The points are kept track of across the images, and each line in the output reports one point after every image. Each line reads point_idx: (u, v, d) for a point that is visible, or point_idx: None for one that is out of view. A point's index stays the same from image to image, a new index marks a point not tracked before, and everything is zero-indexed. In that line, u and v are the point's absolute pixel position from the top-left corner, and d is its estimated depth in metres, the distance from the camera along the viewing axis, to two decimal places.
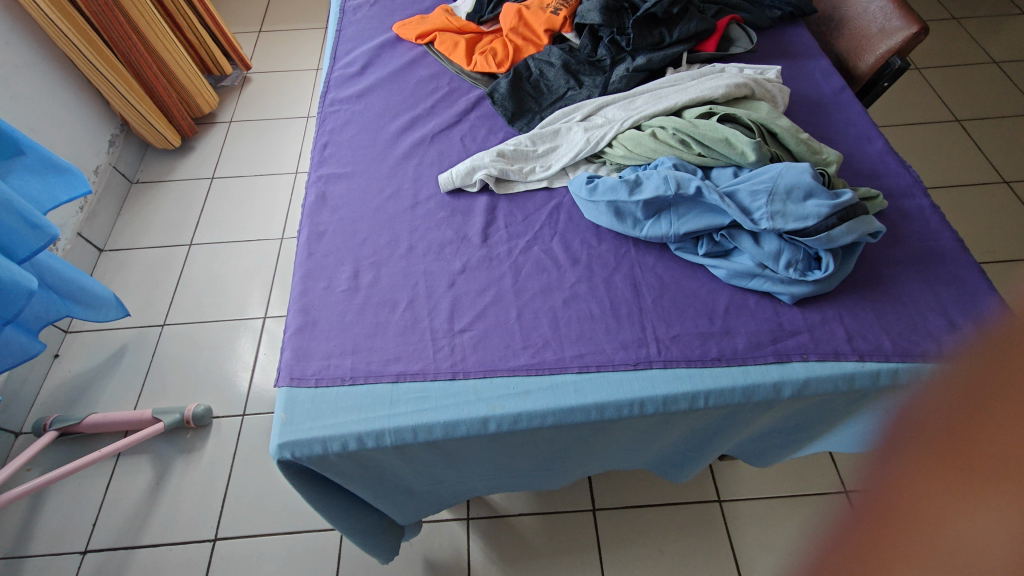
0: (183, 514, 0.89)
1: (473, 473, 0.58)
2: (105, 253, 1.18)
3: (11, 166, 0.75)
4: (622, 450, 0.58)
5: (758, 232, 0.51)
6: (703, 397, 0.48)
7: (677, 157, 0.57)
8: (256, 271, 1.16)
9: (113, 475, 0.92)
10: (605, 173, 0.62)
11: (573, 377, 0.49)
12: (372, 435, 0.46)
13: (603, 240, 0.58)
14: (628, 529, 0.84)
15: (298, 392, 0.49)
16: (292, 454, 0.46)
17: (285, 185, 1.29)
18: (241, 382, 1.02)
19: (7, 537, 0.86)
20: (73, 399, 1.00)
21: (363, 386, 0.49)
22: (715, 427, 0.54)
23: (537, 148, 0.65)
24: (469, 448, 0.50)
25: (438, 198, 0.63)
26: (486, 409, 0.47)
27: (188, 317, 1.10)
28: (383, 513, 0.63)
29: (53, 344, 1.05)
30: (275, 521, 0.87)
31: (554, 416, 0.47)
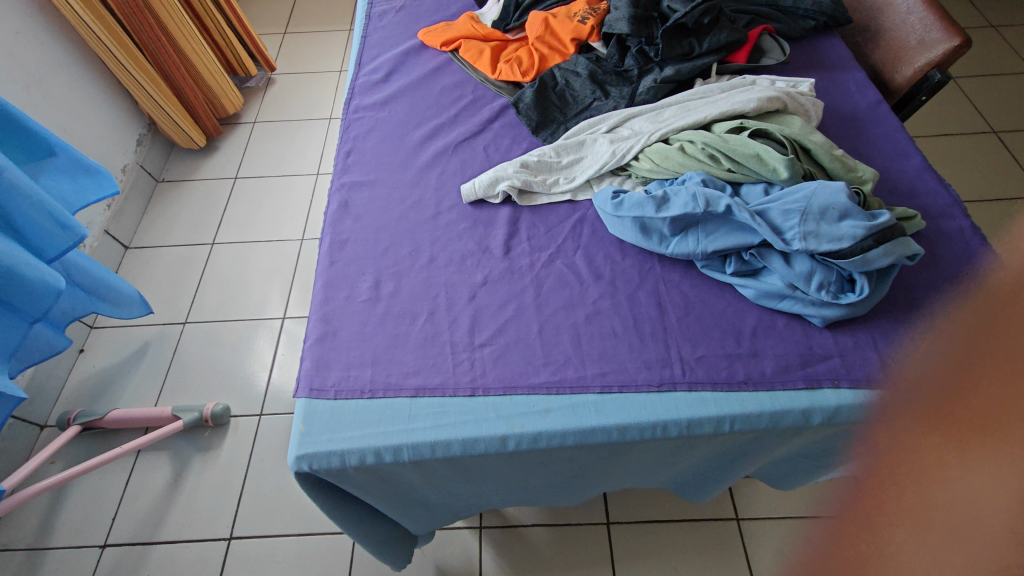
0: (199, 511, 0.89)
1: (490, 488, 0.57)
2: (130, 250, 1.20)
3: (43, 167, 0.76)
4: (642, 470, 0.57)
5: (789, 252, 0.49)
6: (729, 421, 0.47)
7: (706, 172, 0.56)
8: (276, 272, 1.17)
9: (133, 471, 0.93)
10: (631, 186, 0.61)
11: (595, 397, 0.48)
12: (390, 450, 0.46)
13: (627, 254, 0.57)
14: (642, 545, 0.82)
15: (318, 403, 0.49)
16: (311, 466, 0.46)
17: (306, 186, 1.30)
18: (259, 382, 1.03)
19: (30, 529, 0.88)
20: (96, 394, 1.02)
21: (381, 400, 0.49)
22: (740, 451, 0.52)
23: (561, 159, 0.64)
24: (487, 465, 0.49)
25: (460, 208, 0.63)
26: (505, 427, 0.46)
27: (209, 315, 1.11)
28: (397, 523, 0.62)
29: (78, 339, 1.07)
30: (289, 522, 0.88)
31: (575, 436, 0.46)
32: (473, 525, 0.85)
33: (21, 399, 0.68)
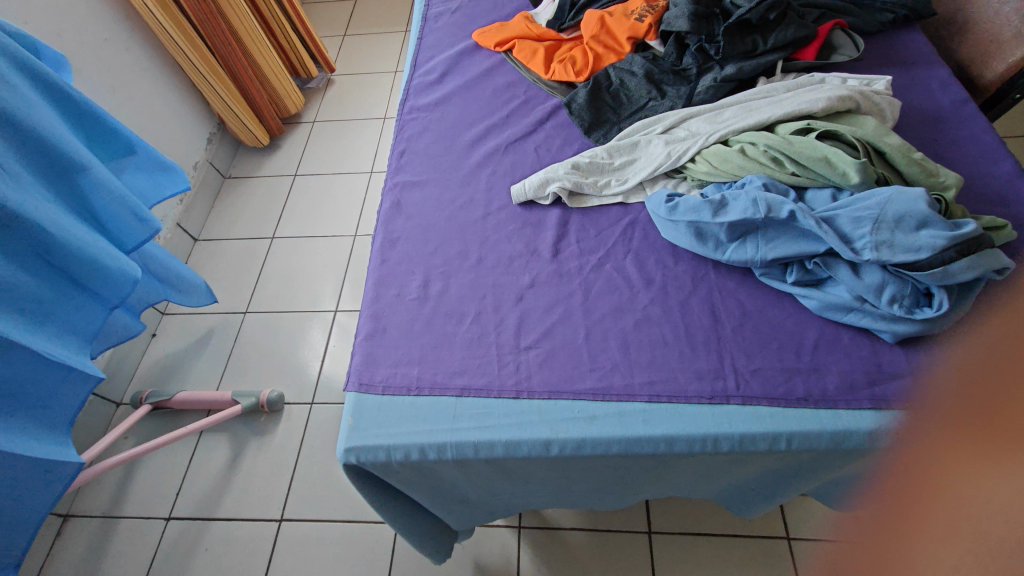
0: (254, 492, 0.94)
1: (532, 490, 0.56)
2: (199, 242, 1.28)
3: (125, 164, 0.81)
4: (689, 482, 0.55)
5: (858, 262, 0.47)
6: (785, 439, 0.44)
7: (768, 176, 0.53)
8: (330, 266, 1.21)
9: (196, 450, 0.99)
10: (686, 189, 0.59)
11: (642, 406, 0.47)
12: (435, 448, 0.47)
13: (679, 260, 0.55)
14: (685, 558, 0.80)
15: (366, 398, 0.50)
16: (358, 459, 0.47)
17: (360, 184, 1.34)
18: (311, 371, 1.07)
19: (106, 498, 0.96)
20: (165, 376, 1.09)
21: (427, 397, 0.50)
22: (795, 469, 0.49)
23: (613, 161, 0.63)
24: (529, 469, 0.49)
25: (509, 209, 0.63)
26: (549, 432, 0.46)
27: (267, 306, 1.16)
28: (438, 518, 0.63)
29: (151, 324, 1.15)
30: (335, 508, 0.91)
31: (620, 445, 0.45)
32: (513, 525, 0.85)
33: (98, 378, 0.73)
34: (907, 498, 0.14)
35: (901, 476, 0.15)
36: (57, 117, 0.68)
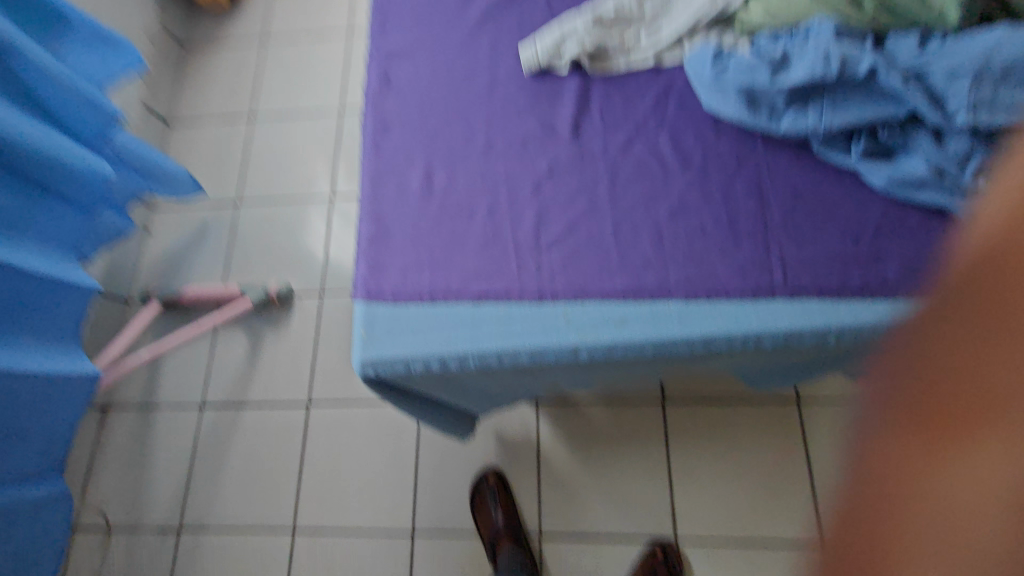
0: (278, 382, 0.96)
1: (556, 386, 0.55)
2: (171, 127, 1.16)
3: (61, 37, 0.69)
4: (719, 375, 0.53)
5: (943, 128, 0.41)
6: (836, 335, 0.40)
7: (839, 19, 0.44)
8: (319, 145, 1.11)
9: (214, 345, 1.00)
10: (732, 42, 0.49)
11: (678, 305, 0.43)
12: (456, 357, 0.44)
13: (722, 134, 0.47)
14: (700, 423, 0.82)
15: (376, 308, 0.46)
16: (376, 371, 0.44)
17: (339, 46, 1.17)
18: (316, 260, 1.03)
19: (137, 394, 0.98)
20: (168, 274, 1.06)
21: (442, 305, 0.46)
22: (836, 362, 0.47)
23: (643, 9, 0.52)
24: (554, 374, 0.47)
25: (519, 78, 0.53)
26: (577, 337, 0.43)
27: (259, 194, 1.09)
28: (459, 408, 0.63)
29: (141, 220, 1.08)
30: (360, 393, 0.94)
31: (654, 347, 0.42)
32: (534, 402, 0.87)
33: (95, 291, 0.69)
34: (881, 487, 0.19)
35: (872, 475, 0.19)
36: None
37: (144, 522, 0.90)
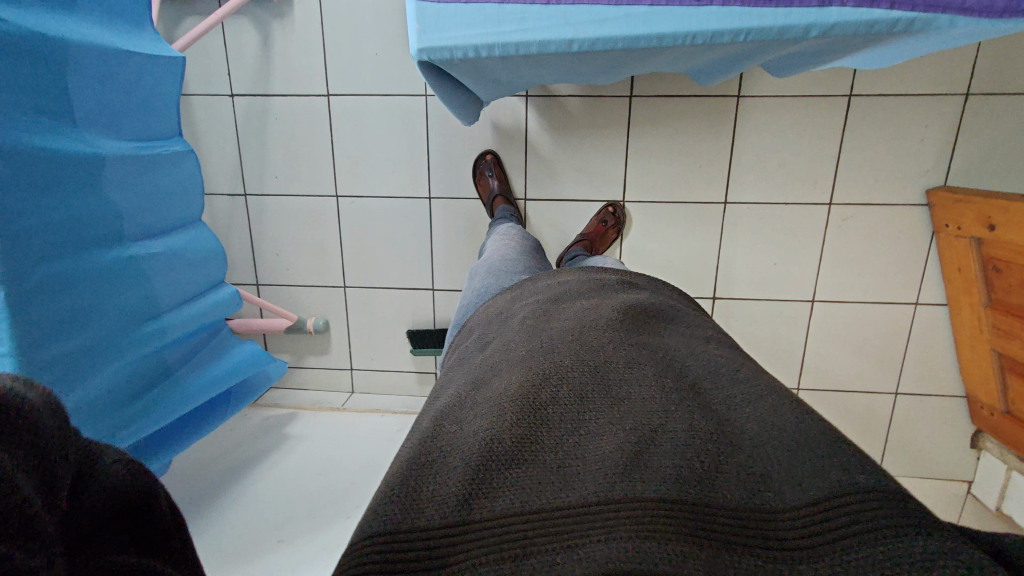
0: (374, 268, 1.47)
1: (553, 72, 0.80)
2: (192, 100, 1.37)
3: (153, 246, 0.94)
4: (669, 64, 0.78)
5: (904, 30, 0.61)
6: (744, 33, 0.62)
7: (718, 62, 0.78)
8: (321, 112, 1.35)
9: (316, 262, 1.47)
10: (666, 65, 0.78)
11: (644, 9, 0.62)
12: (485, 48, 0.67)
13: (682, 50, 0.70)
14: (650, 211, 1.35)
15: (425, 5, 0.66)
16: (428, 58, 0.69)
17: (308, 10, 1.28)
18: (362, 201, 1.41)
19: (278, 295, 1.51)
20: (261, 222, 1.45)
21: (474, 5, 0.65)
22: (755, 51, 0.71)
23: (609, 74, 0.83)
24: (559, 57, 0.70)
25: (530, 66, 0.76)
26: (572, 33, 0.64)
27: (293, 155, 1.39)
28: (469, 94, 0.91)
29: (226, 191, 1.43)
30: (430, 228, 1.42)
31: (623, 41, 0.64)
32: (523, 96, 1.30)
33: (182, 59, 0.94)
34: None
35: None
36: (124, 247, 0.88)
37: (283, 292, 1.51)
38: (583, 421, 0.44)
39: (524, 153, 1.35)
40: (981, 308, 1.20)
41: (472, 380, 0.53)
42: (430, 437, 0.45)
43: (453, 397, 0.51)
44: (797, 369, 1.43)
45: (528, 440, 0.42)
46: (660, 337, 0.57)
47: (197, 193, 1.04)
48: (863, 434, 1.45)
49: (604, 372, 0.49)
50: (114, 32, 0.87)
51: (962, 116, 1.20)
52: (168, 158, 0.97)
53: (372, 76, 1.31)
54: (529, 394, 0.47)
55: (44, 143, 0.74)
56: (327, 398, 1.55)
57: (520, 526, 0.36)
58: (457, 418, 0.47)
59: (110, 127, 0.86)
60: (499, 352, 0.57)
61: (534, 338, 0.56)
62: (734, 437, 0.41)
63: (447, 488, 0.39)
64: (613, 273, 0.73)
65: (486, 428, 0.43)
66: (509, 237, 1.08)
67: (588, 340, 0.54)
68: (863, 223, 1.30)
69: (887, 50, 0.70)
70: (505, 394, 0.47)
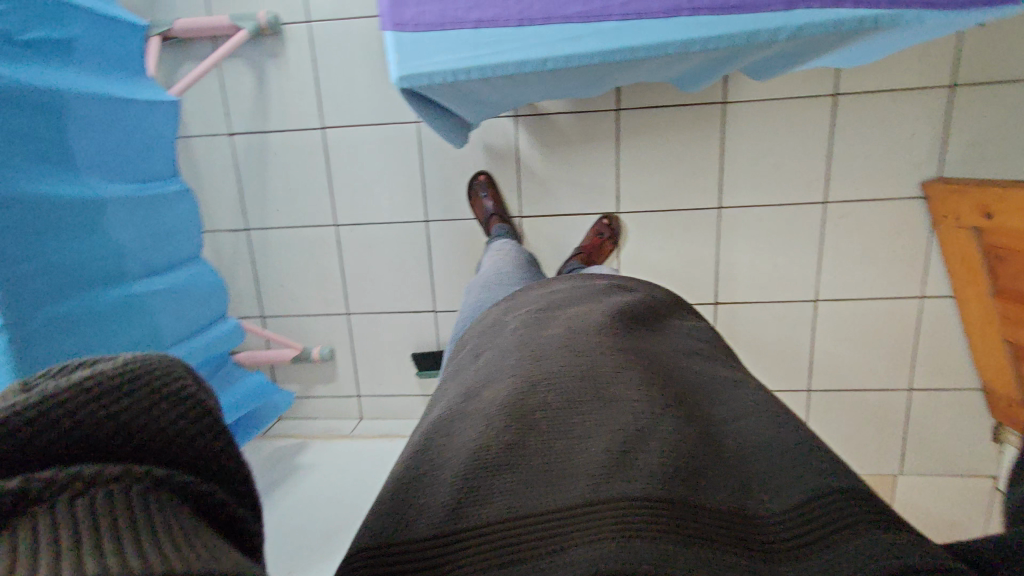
0: (376, 294, 1.48)
1: (534, 90, 0.82)
2: (194, 141, 1.42)
3: (155, 285, 0.96)
4: (647, 74, 0.79)
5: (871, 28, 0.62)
6: (714, 40, 0.64)
7: (700, 69, 0.79)
8: (318, 144, 1.38)
9: (319, 291, 1.49)
10: (651, 75, 0.79)
11: (615, 24, 0.64)
12: (463, 71, 0.69)
13: (657, 62, 0.71)
14: (646, 221, 1.36)
15: (403, 35, 0.68)
16: (409, 84, 0.71)
17: (301, 48, 1.33)
18: (361, 228, 1.43)
19: (284, 325, 1.53)
20: (264, 255, 1.47)
21: (451, 31, 0.67)
22: (728, 57, 0.72)
23: (596, 89, 0.84)
24: (537, 75, 0.72)
25: (510, 85, 0.77)
26: (547, 51, 0.66)
27: (291, 188, 1.42)
28: (457, 117, 0.93)
29: (229, 227, 1.46)
30: (429, 251, 1.44)
31: (597, 56, 0.66)
32: (512, 116, 1.33)
33: (175, 102, 0.98)
34: None
35: None
36: (126, 286, 0.90)
37: (289, 322, 1.52)
38: (573, 422, 0.44)
39: (518, 172, 1.37)
40: (988, 297, 1.18)
41: (464, 389, 0.53)
42: (421, 448, 0.45)
43: (445, 406, 0.51)
44: (807, 371, 1.41)
45: (516, 448, 0.42)
46: (651, 342, 0.56)
47: (197, 230, 1.06)
48: (880, 434, 1.42)
49: (594, 372, 0.49)
50: (110, 80, 0.90)
51: (951, 107, 1.20)
52: (167, 198, 0.99)
53: (364, 106, 1.35)
54: (518, 400, 0.46)
55: (43, 192, 0.77)
56: (336, 427, 1.55)
57: (507, 537, 0.37)
58: (447, 427, 0.47)
59: (108, 171, 0.89)
60: (490, 358, 0.56)
61: (525, 342, 0.56)
62: (722, 447, 0.42)
63: (438, 501, 0.40)
64: (606, 278, 0.72)
65: (475, 437, 0.43)
66: (505, 251, 1.10)
67: (579, 340, 0.53)
68: (861, 219, 1.30)
69: (861, 45, 0.71)
70: (495, 400, 0.47)
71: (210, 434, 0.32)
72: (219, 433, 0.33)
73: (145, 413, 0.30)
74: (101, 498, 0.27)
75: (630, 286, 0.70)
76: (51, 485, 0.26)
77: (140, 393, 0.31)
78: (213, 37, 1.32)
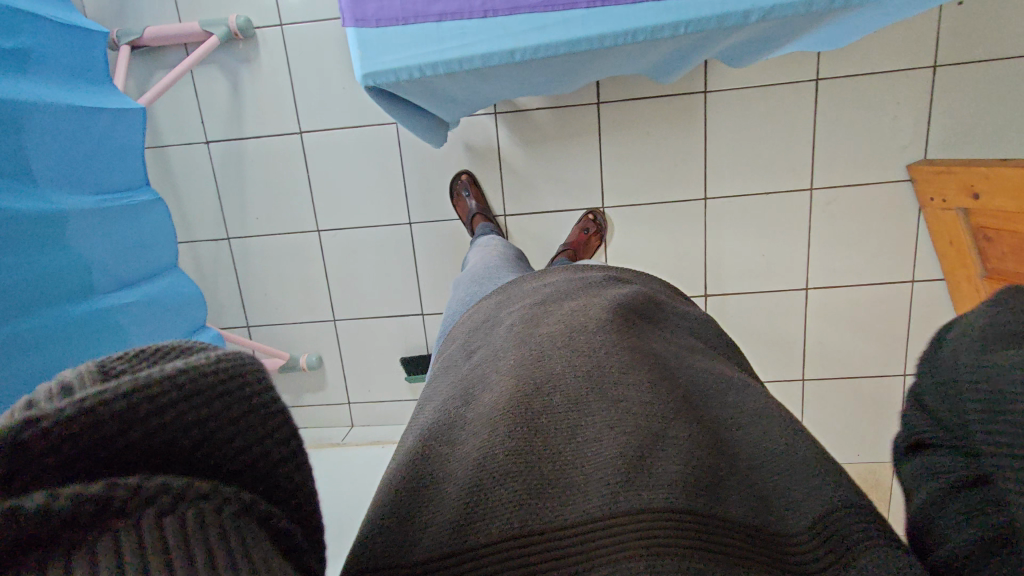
0: (361, 299, 1.46)
1: (505, 84, 0.80)
2: (170, 151, 1.39)
3: (126, 298, 0.94)
4: (619, 64, 0.78)
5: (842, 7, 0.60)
6: (684, 25, 0.62)
7: (671, 58, 0.77)
8: (295, 150, 1.36)
9: (303, 299, 1.47)
10: (621, 64, 0.78)
11: (582, 13, 0.62)
12: (429, 66, 0.67)
13: (626, 50, 0.69)
14: (630, 215, 1.34)
15: (365, 31, 0.66)
16: (375, 81, 0.69)
17: (275, 52, 1.30)
18: (343, 233, 1.41)
19: (269, 335, 1.50)
20: (245, 264, 1.45)
21: (415, 26, 0.65)
22: (700, 43, 0.71)
23: (568, 81, 0.83)
24: (505, 68, 0.70)
25: (477, 80, 0.75)
26: (513, 43, 0.64)
27: (270, 195, 1.40)
28: (430, 115, 0.91)
29: (210, 238, 1.44)
30: (413, 254, 1.42)
31: (564, 46, 0.64)
32: (492, 113, 1.31)
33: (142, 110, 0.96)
34: None
35: None
36: (91, 301, 0.88)
37: (274, 332, 1.50)
38: (581, 426, 0.41)
39: (499, 170, 1.35)
40: (979, 279, 1.16)
41: (459, 388, 0.49)
42: (418, 455, 0.42)
43: (442, 406, 0.47)
44: (800, 359, 1.39)
45: (523, 454, 0.39)
46: (651, 335, 0.53)
47: (170, 241, 1.04)
48: (875, 421, 1.41)
49: (600, 370, 0.45)
50: (72, 90, 0.88)
51: (933, 87, 1.19)
52: (135, 209, 0.97)
53: (342, 109, 1.33)
54: (521, 403, 0.42)
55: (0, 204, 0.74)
56: (327, 434, 1.53)
57: (520, 556, 0.34)
58: (443, 434, 0.43)
59: (72, 184, 0.87)
60: (485, 355, 0.52)
61: (523, 336, 0.52)
62: (734, 457, 0.39)
63: (442, 517, 0.36)
64: (598, 269, 0.69)
65: (476, 447, 0.40)
66: (493, 245, 1.09)
67: (580, 335, 0.49)
68: (847, 205, 1.28)
69: (833, 25, 0.69)
70: (497, 402, 0.43)
71: (290, 456, 0.32)
72: (297, 456, 0.32)
73: (234, 422, 0.29)
74: (194, 517, 0.24)
75: (623, 277, 0.67)
76: (135, 496, 0.24)
77: (235, 397, 0.30)
78: (185, 43, 1.30)
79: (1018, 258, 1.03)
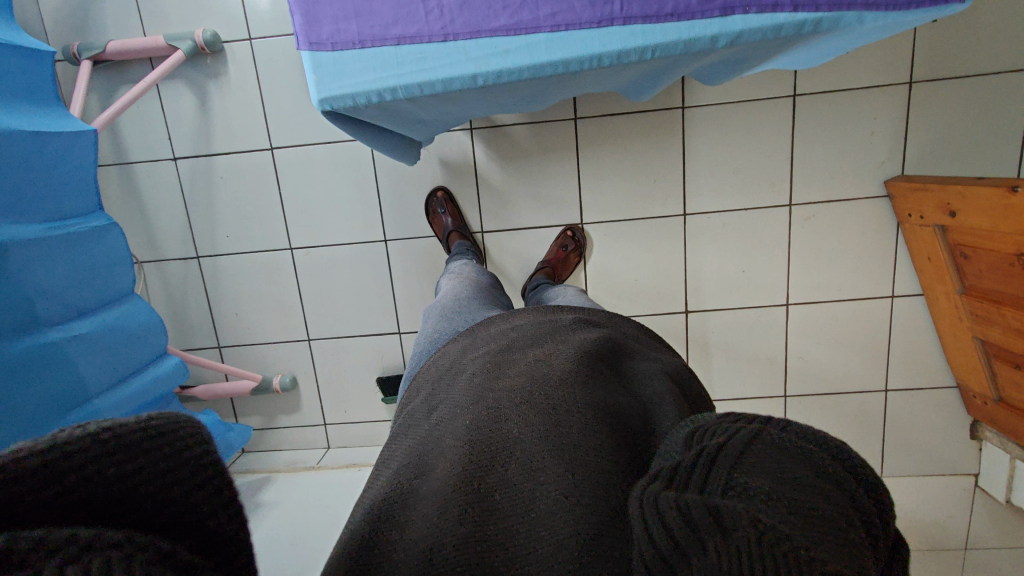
0: (335, 318, 1.42)
1: (472, 106, 0.77)
2: (135, 167, 1.35)
3: (82, 329, 0.90)
4: (589, 86, 0.76)
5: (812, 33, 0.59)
6: (650, 50, 0.60)
7: (642, 79, 0.75)
8: (266, 167, 1.32)
9: (276, 319, 1.43)
10: (592, 86, 0.75)
11: (545, 37, 0.60)
12: (388, 91, 0.64)
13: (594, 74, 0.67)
14: (609, 231, 1.32)
15: (321, 55, 0.63)
16: (332, 106, 0.66)
17: (244, 67, 1.27)
18: (316, 251, 1.38)
19: (241, 355, 1.46)
20: (215, 283, 1.41)
21: (372, 49, 0.63)
22: (670, 66, 0.69)
23: (538, 103, 0.81)
24: (468, 92, 0.67)
25: (442, 104, 0.73)
26: (474, 67, 0.62)
27: (240, 213, 1.36)
28: (398, 135, 0.88)
29: (178, 257, 1.40)
30: (389, 272, 1.38)
31: (528, 71, 0.62)
32: (468, 129, 1.28)
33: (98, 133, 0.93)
34: None
35: None
36: (43, 336, 0.85)
37: (246, 352, 1.46)
38: (536, 498, 0.38)
39: (476, 186, 1.32)
40: (957, 296, 1.15)
41: (413, 455, 0.46)
42: (366, 541, 0.38)
43: (395, 477, 0.44)
44: (782, 375, 1.38)
45: (474, 543, 0.36)
46: (617, 386, 0.50)
47: (127, 265, 1.00)
48: (856, 436, 1.40)
49: (558, 432, 0.42)
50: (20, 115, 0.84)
51: (909, 104, 1.19)
52: (88, 235, 0.93)
53: (314, 124, 1.30)
54: (474, 479, 0.39)
55: None
56: (302, 458, 1.49)
57: None
58: (395, 515, 0.40)
59: (18, 212, 0.83)
60: (443, 412, 0.49)
61: (481, 391, 0.49)
62: None
63: None
64: (567, 310, 0.66)
65: (426, 530, 0.37)
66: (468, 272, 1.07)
67: (540, 392, 0.46)
68: (826, 220, 1.27)
69: (804, 48, 0.68)
70: (449, 476, 0.40)
71: (221, 507, 0.31)
72: (232, 507, 0.31)
73: (160, 476, 0.29)
74: (100, 561, 0.24)
75: (593, 318, 0.65)
76: (37, 548, 0.23)
77: (163, 445, 0.30)
78: (150, 57, 1.26)
79: (996, 276, 1.03)
